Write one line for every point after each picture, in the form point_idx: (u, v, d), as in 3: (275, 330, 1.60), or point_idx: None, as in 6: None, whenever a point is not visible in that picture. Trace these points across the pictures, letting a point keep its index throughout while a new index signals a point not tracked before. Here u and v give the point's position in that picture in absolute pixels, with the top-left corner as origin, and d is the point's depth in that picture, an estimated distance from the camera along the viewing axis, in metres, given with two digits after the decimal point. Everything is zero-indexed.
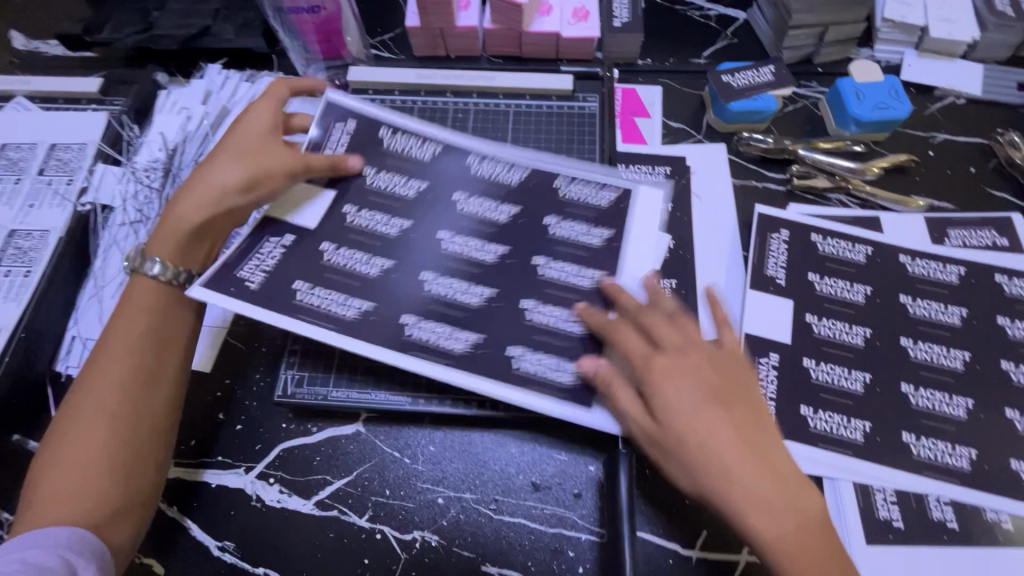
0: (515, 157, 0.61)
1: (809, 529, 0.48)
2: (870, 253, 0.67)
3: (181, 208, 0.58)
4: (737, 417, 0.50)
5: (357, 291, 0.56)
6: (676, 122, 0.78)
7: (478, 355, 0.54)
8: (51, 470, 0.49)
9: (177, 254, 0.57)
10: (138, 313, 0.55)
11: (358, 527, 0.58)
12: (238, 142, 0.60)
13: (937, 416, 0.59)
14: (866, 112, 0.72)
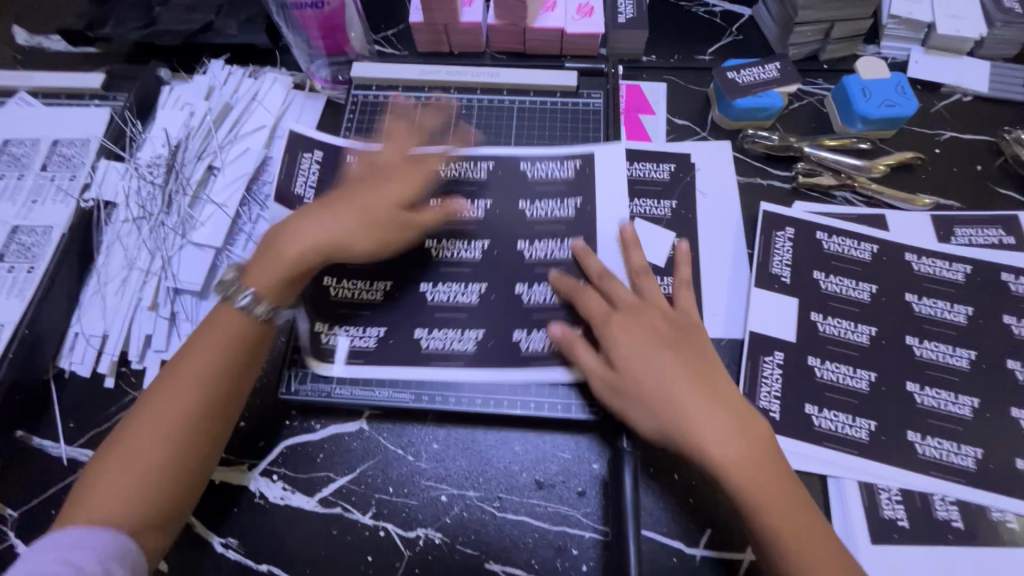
0: (477, 154, 0.70)
1: (764, 456, 0.51)
2: (875, 251, 0.67)
3: (291, 249, 0.55)
4: (686, 358, 0.55)
5: (372, 318, 0.63)
6: (681, 119, 0.77)
7: (489, 346, 0.62)
8: (107, 473, 0.48)
9: (279, 291, 0.54)
10: (223, 337, 0.52)
11: (362, 524, 0.58)
12: (386, 197, 0.60)
13: (942, 416, 0.59)
14: (873, 108, 0.72)
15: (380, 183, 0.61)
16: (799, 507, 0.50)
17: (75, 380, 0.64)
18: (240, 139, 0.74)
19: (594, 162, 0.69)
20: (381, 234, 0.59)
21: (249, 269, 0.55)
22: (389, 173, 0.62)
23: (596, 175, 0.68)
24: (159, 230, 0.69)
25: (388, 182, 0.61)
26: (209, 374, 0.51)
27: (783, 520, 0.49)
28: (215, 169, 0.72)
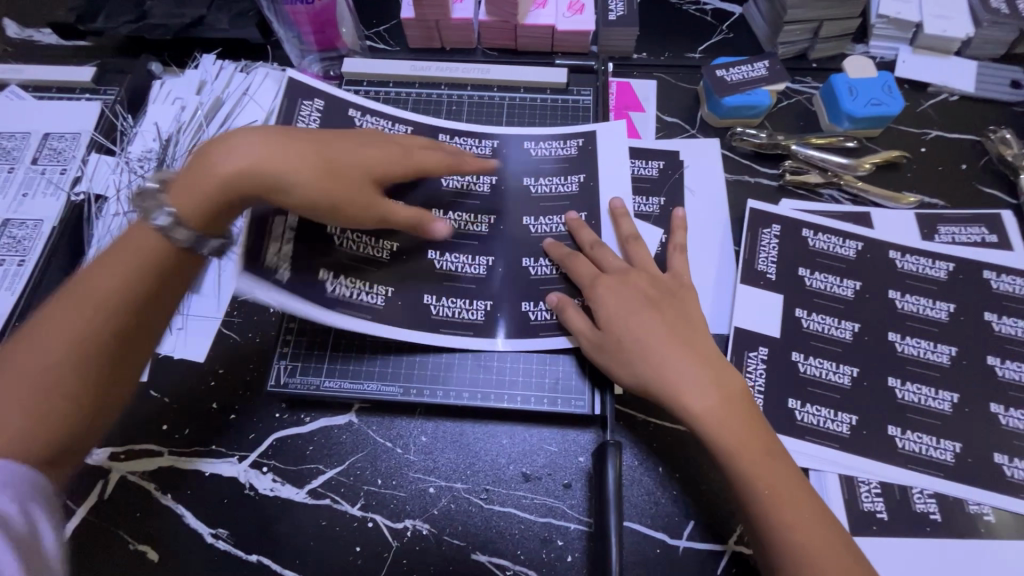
0: (482, 132, 0.71)
1: (739, 410, 0.54)
2: (860, 248, 0.68)
3: (222, 161, 0.53)
4: (670, 315, 0.59)
5: (378, 280, 0.62)
6: (670, 116, 0.78)
7: (497, 317, 0.63)
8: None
9: (206, 212, 0.52)
10: (134, 255, 0.49)
11: (350, 516, 0.59)
12: (350, 159, 0.57)
13: (923, 411, 0.60)
14: (860, 107, 0.72)
15: (351, 143, 0.58)
16: (774, 458, 0.53)
17: None
18: None
19: (596, 140, 0.70)
20: (324, 187, 0.55)
21: (175, 185, 0.52)
22: (364, 138, 0.60)
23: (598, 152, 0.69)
24: None
25: (358, 146, 0.58)
26: (115, 291, 0.48)
27: (756, 471, 0.52)
28: None
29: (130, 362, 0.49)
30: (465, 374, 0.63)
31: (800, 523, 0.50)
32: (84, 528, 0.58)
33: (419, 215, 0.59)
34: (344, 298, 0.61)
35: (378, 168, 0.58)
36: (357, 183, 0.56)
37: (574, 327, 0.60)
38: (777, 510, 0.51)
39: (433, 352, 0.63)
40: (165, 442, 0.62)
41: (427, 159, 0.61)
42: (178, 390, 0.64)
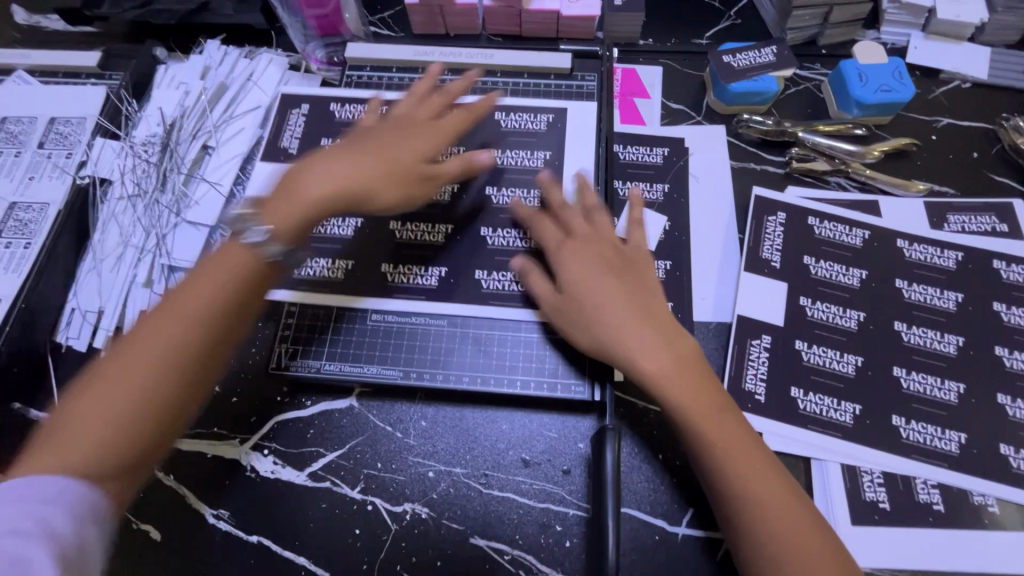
0: (455, 104, 0.73)
1: (692, 374, 0.54)
2: (867, 237, 0.67)
3: (305, 187, 0.56)
4: (624, 283, 0.58)
5: (339, 254, 0.66)
6: (675, 103, 0.77)
7: (450, 285, 0.65)
8: (78, 405, 0.45)
9: (288, 224, 0.54)
10: (217, 271, 0.51)
11: (350, 498, 0.59)
12: (403, 157, 0.61)
13: (928, 400, 0.59)
14: (869, 94, 0.71)
15: (393, 138, 0.63)
16: (728, 420, 0.53)
17: (73, 354, 0.65)
18: (235, 119, 0.75)
19: (566, 117, 0.72)
20: (404, 188, 0.61)
21: (263, 207, 0.55)
22: (400, 128, 0.64)
23: (566, 126, 0.71)
24: (154, 207, 0.70)
25: (398, 138, 0.63)
26: (204, 304, 0.50)
27: (716, 439, 0.52)
28: (210, 149, 0.73)
29: (194, 379, 0.49)
30: (465, 358, 0.63)
31: (763, 490, 0.50)
32: None
33: (466, 163, 0.64)
34: (306, 277, 0.66)
35: (427, 155, 0.63)
36: (425, 175, 0.62)
37: (535, 288, 0.61)
38: (737, 473, 0.51)
39: (433, 337, 0.64)
40: None
41: (449, 124, 0.66)
42: None
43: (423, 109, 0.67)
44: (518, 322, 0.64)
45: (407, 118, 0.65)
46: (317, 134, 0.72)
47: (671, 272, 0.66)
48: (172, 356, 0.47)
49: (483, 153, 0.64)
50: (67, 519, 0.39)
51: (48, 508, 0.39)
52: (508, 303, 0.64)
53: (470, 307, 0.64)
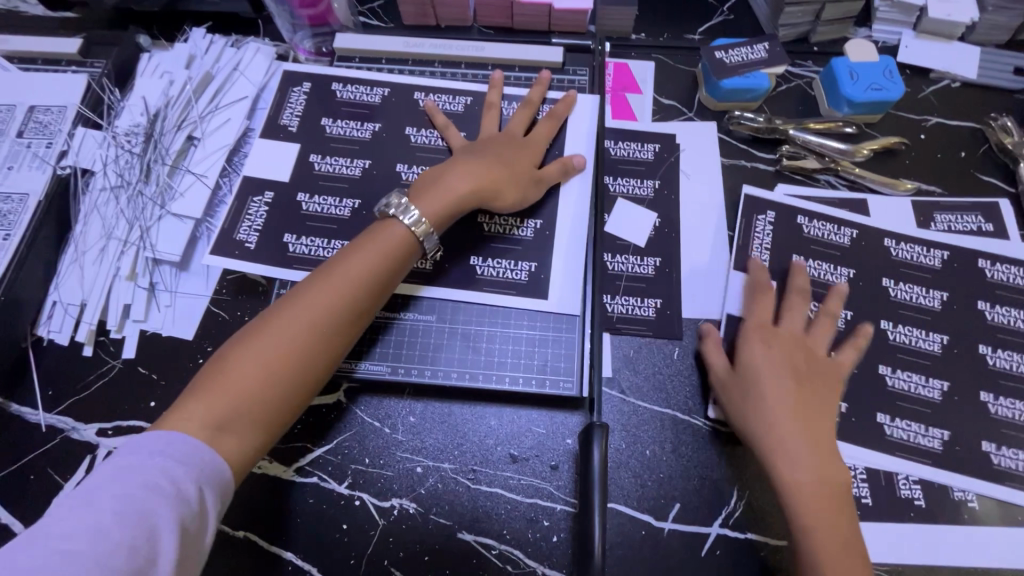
0: (457, 89, 0.73)
1: (834, 501, 0.52)
2: (854, 235, 0.67)
3: (452, 181, 0.61)
4: (808, 388, 0.57)
5: (336, 234, 0.66)
6: (668, 99, 0.77)
7: (446, 269, 0.65)
8: (241, 356, 0.49)
9: (438, 217, 0.59)
10: (370, 253, 0.56)
11: (338, 494, 0.59)
12: (520, 160, 0.64)
13: (912, 397, 0.60)
14: (859, 92, 0.71)
15: (498, 144, 0.65)
16: (855, 557, 0.51)
17: (53, 348, 0.65)
18: (223, 110, 0.73)
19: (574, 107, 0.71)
20: (526, 189, 0.64)
21: (415, 198, 0.60)
22: (507, 135, 0.67)
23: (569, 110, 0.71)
24: (138, 199, 0.69)
25: (511, 145, 0.65)
26: (353, 285, 0.54)
27: (826, 560, 0.50)
28: (196, 140, 0.72)
29: (333, 354, 0.53)
30: (453, 354, 0.62)
31: None
32: None
33: (563, 168, 0.66)
34: (302, 255, 0.65)
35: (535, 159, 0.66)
36: (540, 176, 0.65)
37: (710, 361, 0.61)
38: None
39: (422, 333, 0.63)
40: (152, 418, 0.62)
41: (540, 133, 0.68)
42: (166, 367, 0.64)
43: (516, 119, 0.68)
44: (507, 309, 0.64)
45: (512, 127, 0.68)
46: (316, 116, 0.71)
47: (661, 269, 0.67)
48: (317, 321, 0.52)
49: (577, 158, 0.67)
50: (193, 482, 0.43)
51: (179, 468, 0.43)
52: (503, 289, 0.64)
53: (460, 298, 0.64)
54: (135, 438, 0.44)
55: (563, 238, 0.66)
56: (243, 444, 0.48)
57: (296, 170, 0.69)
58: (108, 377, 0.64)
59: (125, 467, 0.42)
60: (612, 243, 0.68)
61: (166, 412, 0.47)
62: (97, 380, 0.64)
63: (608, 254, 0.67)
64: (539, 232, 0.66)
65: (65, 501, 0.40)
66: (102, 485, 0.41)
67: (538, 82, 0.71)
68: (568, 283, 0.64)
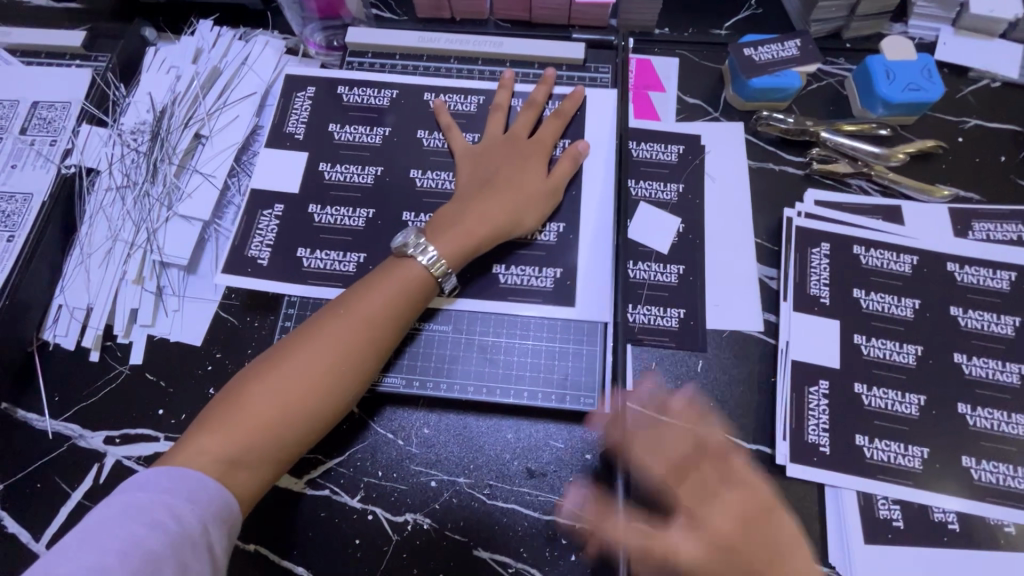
0: (470, 89, 0.70)
1: None
2: (916, 262, 0.64)
3: (468, 220, 0.59)
4: (738, 558, 0.46)
5: (352, 245, 0.64)
6: (692, 97, 0.74)
7: (465, 280, 0.63)
8: (255, 393, 0.50)
9: (456, 259, 0.58)
10: (387, 293, 0.56)
11: (350, 507, 0.57)
12: (531, 180, 0.62)
13: (947, 417, 0.58)
14: (895, 93, 0.68)
15: (508, 163, 0.63)
16: None
17: (58, 353, 0.63)
18: (230, 107, 0.71)
19: (586, 106, 0.68)
20: (542, 209, 0.62)
21: (430, 238, 0.58)
22: (514, 147, 0.64)
23: (587, 116, 0.68)
24: (144, 200, 0.67)
25: (520, 161, 0.63)
26: (369, 327, 0.54)
27: None
28: (203, 138, 0.69)
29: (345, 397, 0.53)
30: (470, 366, 0.61)
31: None
32: (79, 513, 0.58)
33: (573, 160, 0.64)
34: (318, 270, 0.63)
35: (546, 169, 0.63)
36: (554, 187, 0.63)
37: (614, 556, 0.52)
38: None
39: (438, 344, 0.61)
40: (160, 426, 0.61)
41: (546, 134, 0.65)
42: (175, 374, 0.62)
43: (520, 122, 0.66)
44: (550, 319, 0.61)
45: (517, 134, 0.65)
46: (326, 117, 0.69)
47: (684, 277, 0.64)
48: (331, 365, 0.52)
49: (581, 143, 0.65)
50: (197, 518, 0.44)
51: (184, 505, 0.44)
52: (528, 297, 0.62)
53: (479, 308, 0.62)
54: (146, 473, 0.46)
55: (586, 244, 0.63)
56: (250, 480, 0.49)
57: (304, 179, 0.66)
58: (115, 383, 0.62)
59: (132, 505, 0.44)
60: (634, 250, 0.65)
61: (179, 444, 0.49)
62: (104, 386, 0.62)
63: (636, 263, 0.65)
64: (561, 236, 0.63)
65: (74, 540, 0.42)
66: (109, 524, 0.42)
67: (543, 82, 0.68)
68: (581, 301, 0.61)
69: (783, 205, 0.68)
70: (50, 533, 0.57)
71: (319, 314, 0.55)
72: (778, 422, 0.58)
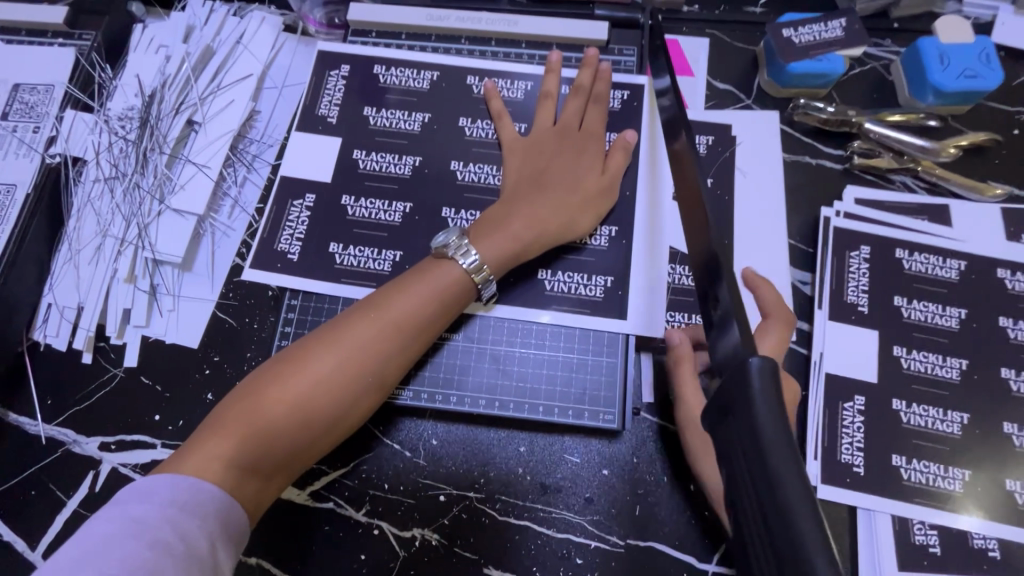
0: (516, 72, 0.66)
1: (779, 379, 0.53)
2: (962, 268, 0.59)
3: (516, 223, 0.55)
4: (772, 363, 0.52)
5: (386, 243, 0.61)
6: (722, 82, 0.68)
7: (513, 285, 0.59)
8: (275, 400, 0.47)
9: (497, 263, 0.54)
10: (421, 298, 0.52)
11: (355, 521, 0.55)
12: (584, 178, 0.58)
13: (992, 436, 0.54)
14: (949, 80, 0.62)
15: (559, 160, 0.59)
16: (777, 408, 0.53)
17: (50, 354, 0.60)
18: (224, 91, 0.66)
19: (643, 94, 0.64)
20: (596, 209, 0.58)
21: (473, 237, 0.54)
22: (565, 140, 0.60)
23: (643, 107, 0.64)
24: (134, 192, 0.63)
25: (571, 156, 0.59)
26: (399, 336, 0.51)
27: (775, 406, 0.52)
28: (196, 125, 0.65)
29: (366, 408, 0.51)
30: (482, 378, 0.57)
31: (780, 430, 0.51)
32: (76, 521, 0.55)
33: (624, 152, 0.60)
34: (352, 267, 0.60)
35: (599, 163, 0.60)
36: (608, 184, 0.59)
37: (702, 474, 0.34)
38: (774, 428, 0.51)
39: (447, 353, 0.58)
40: (157, 433, 0.58)
41: (596, 124, 0.61)
42: (172, 378, 0.59)
43: (571, 110, 0.62)
44: (583, 329, 0.58)
45: (566, 125, 0.61)
46: (358, 104, 0.65)
47: None
48: (356, 373, 0.49)
49: (629, 133, 0.61)
50: (205, 536, 0.41)
51: (191, 521, 0.41)
52: (575, 308, 0.58)
53: (521, 313, 0.58)
54: (147, 481, 0.42)
55: (638, 247, 0.60)
56: (261, 489, 0.47)
57: (337, 167, 0.63)
58: (110, 386, 0.59)
59: (133, 519, 0.40)
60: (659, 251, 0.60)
61: (187, 446, 0.46)
62: (98, 390, 0.59)
63: (651, 261, 0.59)
64: (613, 241, 0.60)
65: (70, 563, 0.37)
66: (103, 543, 0.38)
67: (586, 65, 0.63)
68: (613, 307, 0.58)
69: (820, 203, 0.63)
70: (46, 543, 0.55)
71: (345, 314, 0.52)
72: (809, 440, 0.54)
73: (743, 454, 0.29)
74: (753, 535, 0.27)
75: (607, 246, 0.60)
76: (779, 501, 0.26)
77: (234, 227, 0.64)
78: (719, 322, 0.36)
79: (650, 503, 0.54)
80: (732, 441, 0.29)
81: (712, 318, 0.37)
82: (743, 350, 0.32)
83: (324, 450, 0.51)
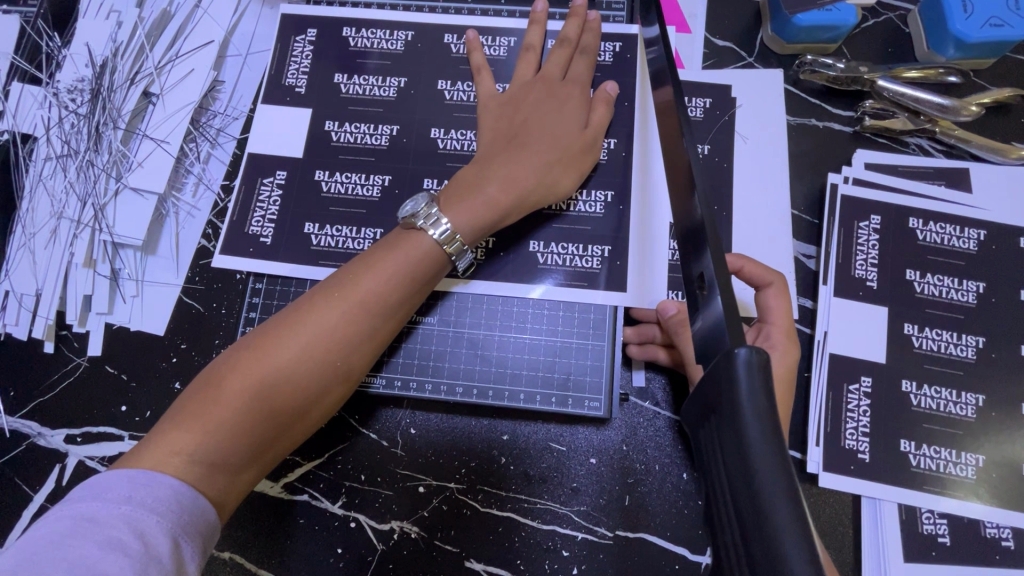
0: (499, 27, 0.61)
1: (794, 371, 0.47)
2: (982, 238, 0.54)
3: (492, 187, 0.50)
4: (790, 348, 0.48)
5: (364, 219, 0.57)
6: (722, 39, 0.62)
7: (498, 259, 0.55)
8: (236, 384, 0.42)
9: (470, 232, 0.49)
10: (391, 267, 0.47)
11: (331, 514, 0.52)
12: (566, 132, 0.53)
13: (1008, 419, 0.50)
14: (973, 29, 0.56)
15: (538, 114, 0.54)
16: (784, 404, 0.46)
17: (9, 343, 0.57)
18: (183, 59, 0.61)
19: (636, 47, 0.59)
20: (580, 168, 0.53)
21: (449, 206, 0.49)
22: (544, 91, 0.55)
23: (636, 60, 0.59)
24: (88, 171, 0.59)
25: (552, 109, 0.54)
26: (371, 309, 0.46)
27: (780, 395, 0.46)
28: (154, 97, 0.60)
29: (338, 387, 0.46)
30: (458, 364, 0.54)
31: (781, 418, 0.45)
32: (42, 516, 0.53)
33: (607, 105, 0.55)
34: (328, 247, 0.57)
35: (582, 115, 0.54)
36: (592, 139, 0.54)
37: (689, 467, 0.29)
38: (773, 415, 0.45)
39: (424, 339, 0.55)
40: (126, 424, 0.55)
41: (580, 76, 0.56)
42: (137, 368, 0.56)
43: (552, 61, 0.56)
44: (571, 303, 0.54)
45: (546, 78, 0.56)
46: (328, 70, 0.60)
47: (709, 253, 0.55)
48: (326, 351, 0.44)
49: (610, 84, 0.56)
50: (165, 533, 0.36)
51: (148, 517, 0.36)
52: (570, 281, 0.54)
53: (507, 288, 0.55)
54: (99, 477, 0.38)
55: (634, 217, 0.55)
56: (233, 481, 0.42)
57: (309, 141, 0.59)
58: (73, 376, 0.57)
59: (84, 518, 0.35)
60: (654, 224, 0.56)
61: (144, 442, 0.41)
62: (63, 380, 0.57)
63: (648, 234, 0.55)
64: (608, 208, 0.56)
65: (9, 568, 0.33)
66: (51, 546, 0.34)
67: (573, 16, 0.58)
68: (604, 282, 0.54)
69: (827, 170, 0.58)
70: (12, 539, 0.53)
71: (310, 292, 0.47)
72: (812, 426, 0.51)
73: (726, 471, 0.25)
74: (732, 565, 0.24)
75: (605, 214, 0.56)
76: (756, 489, 0.23)
77: (200, 206, 0.60)
78: (703, 304, 0.32)
79: (640, 493, 0.51)
80: (716, 452, 0.26)
81: (697, 298, 0.33)
82: (727, 334, 0.28)
83: (302, 437, 0.46)
